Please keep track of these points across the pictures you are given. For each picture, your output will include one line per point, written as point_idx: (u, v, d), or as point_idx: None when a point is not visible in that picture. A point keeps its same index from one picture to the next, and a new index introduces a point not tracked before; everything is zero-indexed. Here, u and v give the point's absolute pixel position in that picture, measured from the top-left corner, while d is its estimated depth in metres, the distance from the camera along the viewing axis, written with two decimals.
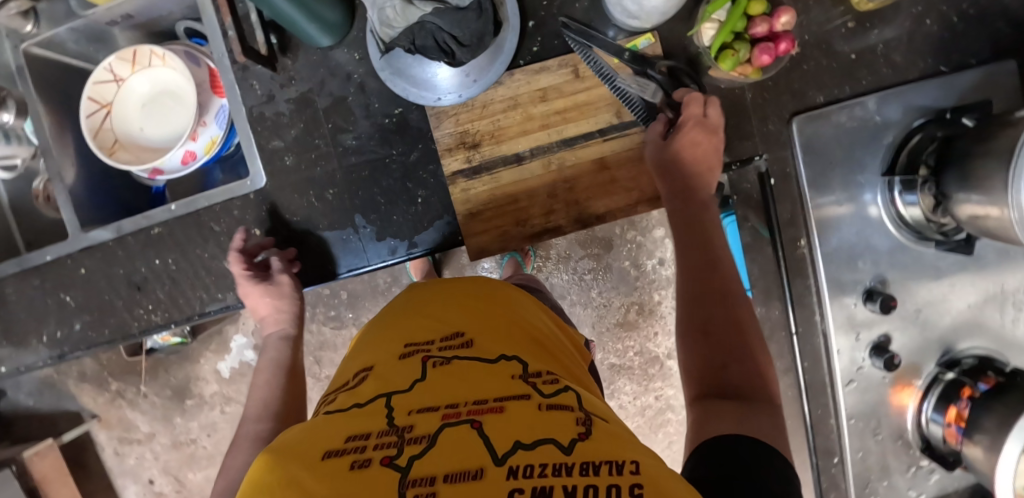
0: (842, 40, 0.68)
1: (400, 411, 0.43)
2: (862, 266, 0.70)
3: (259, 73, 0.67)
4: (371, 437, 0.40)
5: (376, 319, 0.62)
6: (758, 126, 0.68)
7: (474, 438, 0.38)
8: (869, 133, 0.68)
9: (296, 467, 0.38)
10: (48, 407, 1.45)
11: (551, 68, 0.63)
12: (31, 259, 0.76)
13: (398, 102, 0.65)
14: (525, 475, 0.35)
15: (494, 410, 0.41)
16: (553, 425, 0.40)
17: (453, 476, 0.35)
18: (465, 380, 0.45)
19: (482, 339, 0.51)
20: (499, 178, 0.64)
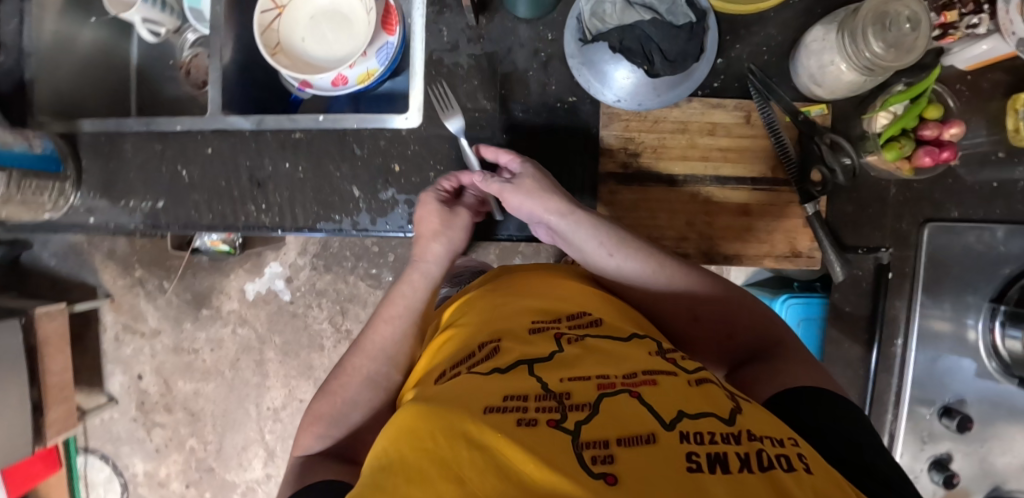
0: (990, 167, 0.71)
1: (551, 375, 0.41)
2: (945, 383, 0.72)
3: (451, 21, 0.69)
4: (531, 399, 0.38)
5: (476, 292, 0.60)
6: (891, 222, 0.70)
7: (639, 406, 0.37)
8: (989, 260, 0.71)
9: (450, 421, 0.36)
10: (66, 272, 1.43)
11: (726, 106, 0.66)
12: (162, 124, 0.77)
13: (575, 91, 0.68)
14: (699, 441, 0.34)
15: (648, 382, 0.40)
16: (709, 394, 0.39)
17: (627, 440, 0.34)
18: (606, 353, 0.44)
19: (607, 320, 0.50)
20: (648, 191, 0.67)
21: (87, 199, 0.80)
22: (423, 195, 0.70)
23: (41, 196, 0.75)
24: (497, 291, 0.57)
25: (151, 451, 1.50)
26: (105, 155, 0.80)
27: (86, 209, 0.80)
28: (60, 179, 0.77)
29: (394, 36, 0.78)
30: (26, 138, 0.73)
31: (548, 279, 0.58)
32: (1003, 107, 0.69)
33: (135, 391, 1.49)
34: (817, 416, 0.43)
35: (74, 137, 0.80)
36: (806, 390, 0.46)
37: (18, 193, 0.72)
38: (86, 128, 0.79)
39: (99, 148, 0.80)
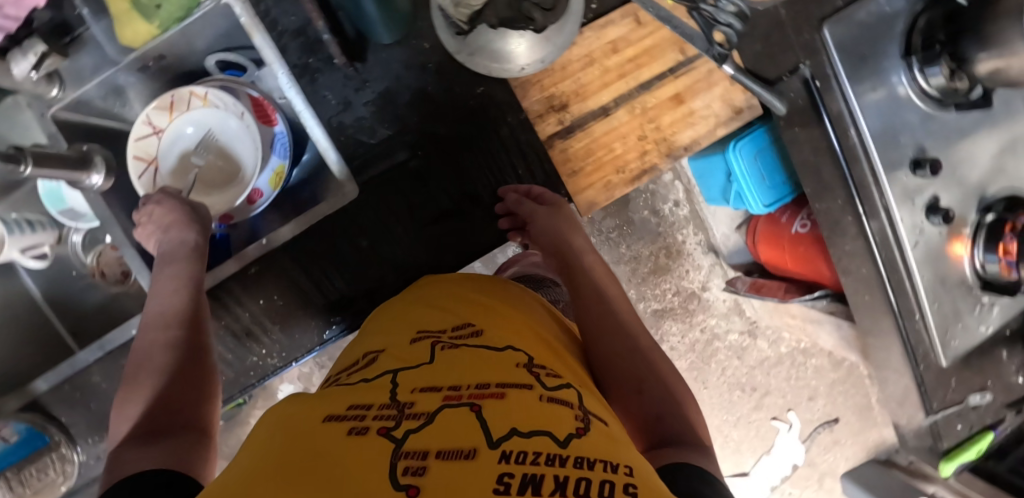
0: None
1: (405, 388, 0.46)
2: (903, 143, 0.79)
3: (329, 83, 0.67)
4: (372, 409, 0.43)
5: (382, 310, 0.65)
6: (796, 37, 0.77)
7: (473, 420, 0.40)
8: (884, 23, 0.76)
9: (310, 436, 0.40)
10: None
11: (615, 20, 0.67)
12: (114, 338, 0.73)
13: (479, 81, 0.67)
14: (518, 460, 0.37)
15: (495, 396, 0.43)
16: (553, 420, 0.42)
17: (445, 453, 0.37)
18: (467, 363, 0.48)
19: (490, 329, 0.55)
20: (592, 132, 0.68)
21: (87, 446, 0.75)
22: (402, 250, 0.70)
23: None
24: (394, 316, 0.61)
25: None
26: (78, 395, 0.74)
27: (95, 457, 0.75)
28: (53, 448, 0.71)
29: (277, 125, 0.75)
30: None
31: (453, 290, 0.64)
32: None
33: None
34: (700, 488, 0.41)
35: (37, 402, 0.73)
36: (700, 475, 0.42)
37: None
38: (42, 385, 0.73)
39: (69, 395, 0.74)
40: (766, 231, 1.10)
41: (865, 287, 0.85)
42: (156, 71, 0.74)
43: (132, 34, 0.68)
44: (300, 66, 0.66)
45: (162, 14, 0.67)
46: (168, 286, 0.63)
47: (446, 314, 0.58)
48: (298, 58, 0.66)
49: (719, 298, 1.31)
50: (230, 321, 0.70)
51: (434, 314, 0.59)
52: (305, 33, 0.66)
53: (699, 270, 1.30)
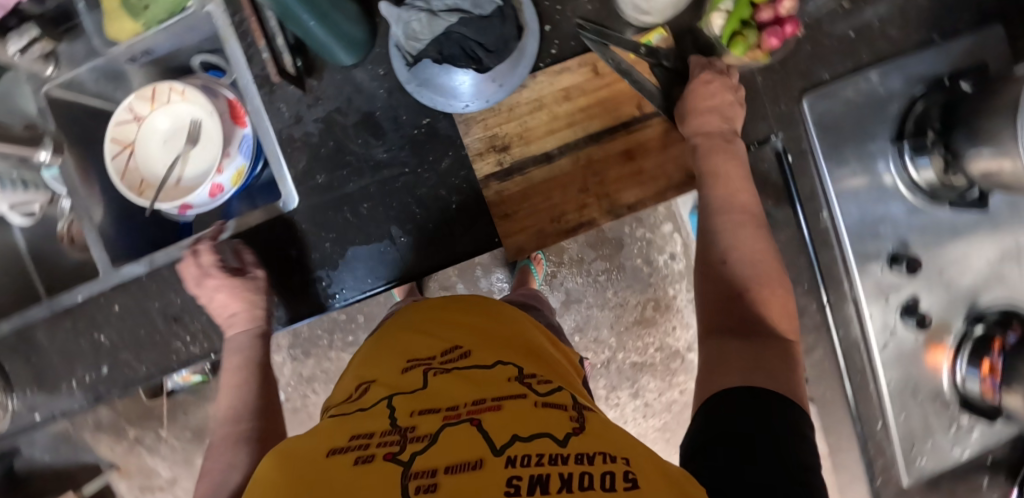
0: (838, 20, 0.71)
1: (404, 412, 0.46)
2: (884, 234, 0.73)
3: (285, 96, 0.69)
4: (374, 436, 0.43)
5: (373, 340, 0.63)
6: (770, 108, 0.71)
7: (474, 433, 0.41)
8: (874, 104, 0.71)
9: (305, 470, 0.39)
10: (60, 462, 1.38)
11: (571, 68, 0.66)
12: (61, 301, 0.75)
13: (426, 113, 0.67)
14: (524, 463, 0.37)
15: (494, 407, 0.44)
16: (550, 422, 0.42)
17: (452, 468, 0.37)
18: (456, 386, 0.49)
19: (477, 351, 0.55)
20: (532, 176, 0.67)
21: (24, 399, 0.79)
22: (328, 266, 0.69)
23: None
24: (392, 343, 0.61)
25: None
26: (23, 351, 0.78)
27: (27, 409, 0.79)
28: None
29: (245, 126, 0.78)
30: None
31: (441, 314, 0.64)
32: None
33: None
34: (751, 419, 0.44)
35: None
36: (751, 401, 0.45)
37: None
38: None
39: (16, 346, 0.78)
40: None
41: None
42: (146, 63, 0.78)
43: (118, 29, 0.71)
44: (260, 76, 0.69)
45: (149, 13, 0.70)
46: (235, 378, 0.62)
47: (450, 339, 0.58)
48: (260, 69, 0.69)
49: None
50: (164, 305, 0.74)
51: (426, 339, 0.59)
52: None
53: (687, 329, 1.22)
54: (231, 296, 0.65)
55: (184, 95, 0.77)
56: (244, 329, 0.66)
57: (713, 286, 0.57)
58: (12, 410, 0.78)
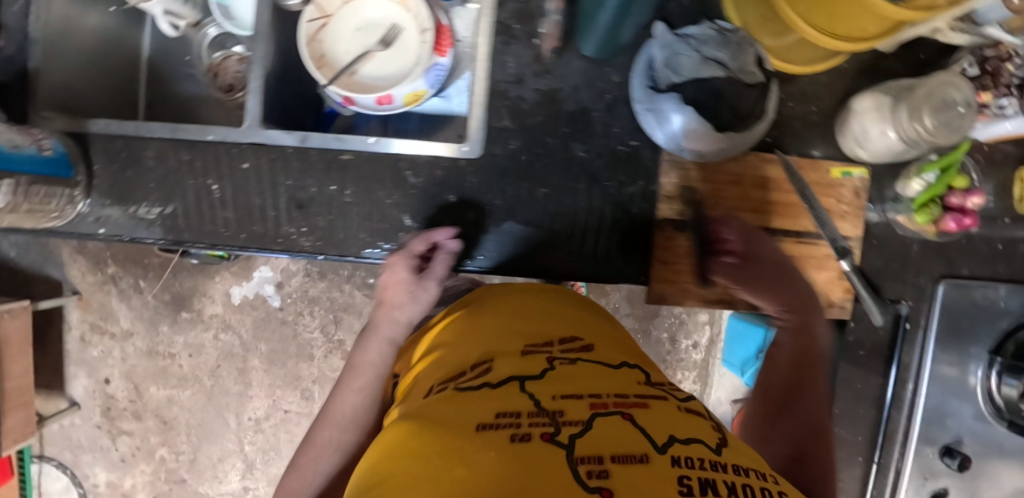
0: (1000, 228, 0.75)
1: (545, 395, 0.45)
2: (946, 425, 0.78)
3: (518, 53, 0.67)
4: (524, 416, 0.42)
5: (472, 309, 0.65)
6: (913, 277, 0.75)
7: (634, 426, 0.41)
8: (988, 314, 0.77)
9: (468, 446, 0.39)
10: (32, 264, 1.37)
11: (778, 162, 0.69)
12: (189, 132, 0.68)
13: (637, 135, 0.67)
14: (688, 466, 0.37)
15: (640, 406, 0.44)
16: (702, 432, 0.43)
17: (620, 458, 0.37)
18: (590, 376, 0.48)
19: (600, 348, 0.55)
20: (703, 240, 0.68)
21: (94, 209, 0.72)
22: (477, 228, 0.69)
23: (47, 202, 0.67)
24: (498, 321, 0.59)
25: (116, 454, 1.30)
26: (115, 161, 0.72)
27: (96, 220, 0.72)
28: (69, 186, 0.69)
29: (445, 58, 0.73)
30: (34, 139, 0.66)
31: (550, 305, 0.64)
32: (1011, 176, 0.74)
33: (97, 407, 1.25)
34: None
35: (83, 136, 0.72)
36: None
37: (25, 200, 0.64)
38: (97, 128, 0.72)
39: (114, 150, 0.71)
40: None
41: None
42: None
43: None
44: (503, 23, 0.67)
45: None
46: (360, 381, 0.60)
47: (565, 329, 0.58)
48: (507, 17, 0.67)
49: None
50: (299, 187, 0.69)
51: (533, 323, 0.58)
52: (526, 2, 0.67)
53: None
54: (406, 304, 0.64)
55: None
56: (380, 350, 0.63)
57: (775, 443, 0.55)
58: (77, 213, 0.71)
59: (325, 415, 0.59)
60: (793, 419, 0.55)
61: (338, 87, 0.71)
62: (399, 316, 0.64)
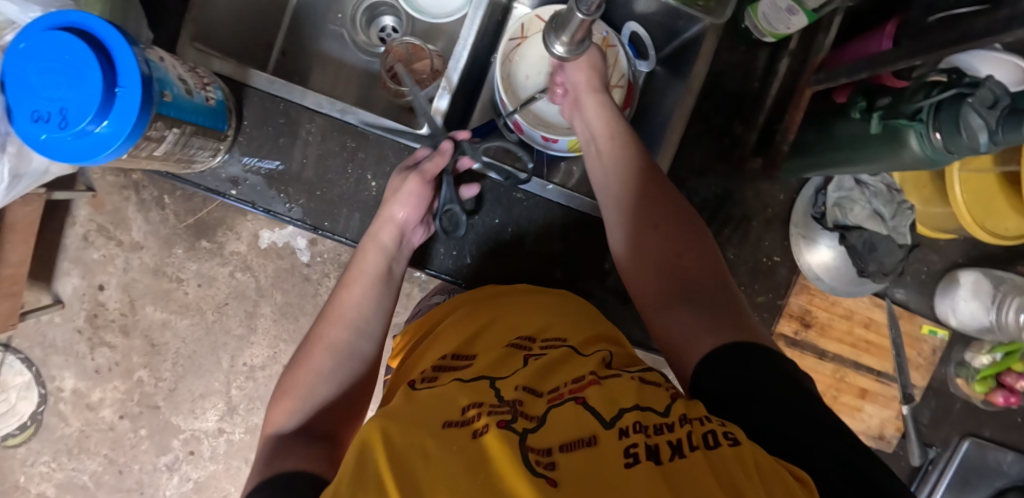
0: None
1: (504, 390, 0.42)
2: None
3: (702, 147, 0.71)
4: (486, 406, 0.39)
5: (464, 304, 0.60)
6: (943, 427, 0.83)
7: (582, 409, 0.38)
8: (993, 472, 0.82)
9: (420, 436, 0.36)
10: None
11: (885, 308, 0.77)
12: (365, 119, 0.66)
13: (780, 251, 0.73)
14: (640, 436, 0.36)
15: (594, 386, 0.41)
16: (619, 396, 0.40)
17: (568, 445, 0.35)
18: (555, 368, 0.45)
19: (572, 339, 0.51)
20: (804, 358, 0.75)
21: (226, 167, 0.68)
22: (609, 288, 0.75)
23: (197, 153, 0.62)
24: (470, 322, 0.56)
25: (91, 370, 0.99)
26: (272, 123, 0.69)
27: (229, 178, 0.68)
28: (221, 139, 0.64)
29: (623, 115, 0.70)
30: (202, 86, 0.58)
31: (534, 296, 0.60)
32: None
33: (87, 303, 0.98)
34: (752, 369, 0.42)
35: (242, 89, 0.67)
36: (738, 352, 0.44)
37: (181, 150, 0.59)
38: (259, 82, 0.65)
39: (273, 113, 0.68)
40: None
41: None
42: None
43: None
44: (702, 115, 0.70)
45: None
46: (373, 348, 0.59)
47: (547, 325, 0.53)
48: (707, 110, 0.70)
49: None
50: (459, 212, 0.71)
51: (522, 325, 0.53)
52: (728, 103, 0.70)
53: None
54: (399, 204, 0.63)
55: (604, 43, 0.69)
56: (373, 279, 0.61)
57: (681, 261, 0.53)
58: (215, 165, 0.67)
59: (316, 343, 0.55)
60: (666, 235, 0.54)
61: (518, 115, 0.68)
62: (379, 241, 0.63)
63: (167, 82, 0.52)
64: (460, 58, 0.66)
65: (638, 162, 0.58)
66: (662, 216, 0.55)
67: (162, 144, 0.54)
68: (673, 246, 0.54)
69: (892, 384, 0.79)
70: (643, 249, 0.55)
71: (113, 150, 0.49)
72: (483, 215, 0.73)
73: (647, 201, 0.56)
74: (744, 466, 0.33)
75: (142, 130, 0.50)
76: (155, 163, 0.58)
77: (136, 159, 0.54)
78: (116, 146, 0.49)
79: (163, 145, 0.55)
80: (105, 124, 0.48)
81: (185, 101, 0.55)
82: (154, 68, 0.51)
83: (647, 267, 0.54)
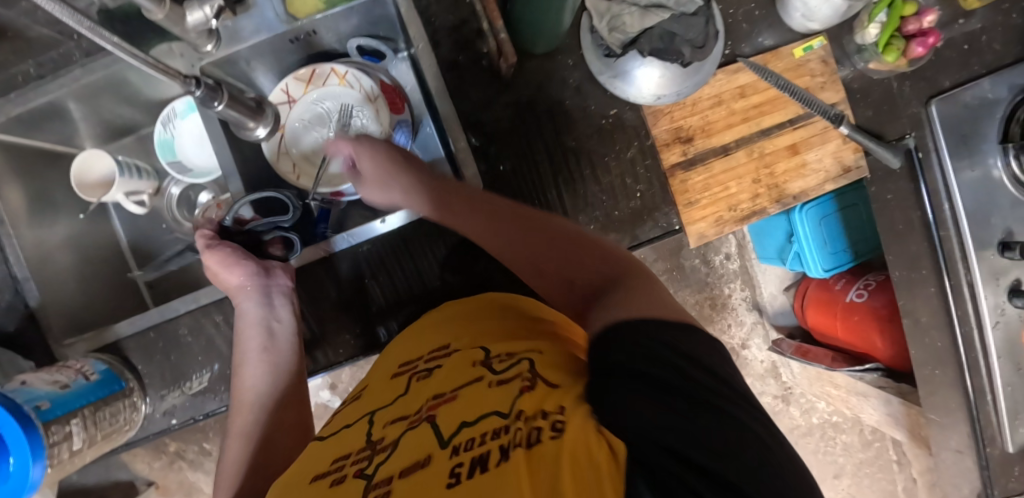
0: (946, 30, 0.80)
1: (380, 421, 0.48)
2: (989, 221, 0.80)
3: (474, 81, 0.69)
4: (350, 454, 0.44)
5: (385, 346, 0.65)
6: (905, 109, 0.77)
7: (429, 430, 0.42)
8: (984, 108, 0.79)
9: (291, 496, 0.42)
10: (88, 482, 1.12)
11: (747, 68, 0.72)
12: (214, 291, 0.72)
13: (613, 104, 0.70)
14: (466, 450, 0.38)
15: (451, 399, 0.45)
16: (481, 403, 0.43)
17: (405, 471, 0.39)
18: (433, 382, 0.49)
19: (459, 344, 0.54)
20: (712, 168, 0.71)
21: (157, 403, 0.73)
22: None
23: (117, 419, 0.69)
24: (388, 360, 0.60)
25: None
26: (158, 346, 0.74)
27: (165, 413, 0.73)
28: (127, 394, 0.71)
29: (404, 113, 0.75)
30: (77, 371, 0.68)
31: (434, 321, 0.62)
32: None
33: None
34: (650, 351, 0.39)
35: (117, 345, 0.73)
36: (633, 331, 0.41)
37: (99, 428, 0.68)
38: (125, 329, 0.73)
39: (151, 343, 0.74)
40: (820, 296, 1.24)
41: (936, 360, 0.86)
42: (302, 46, 0.75)
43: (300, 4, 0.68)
44: (450, 60, 0.69)
45: None
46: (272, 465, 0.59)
47: (433, 340, 0.58)
48: (449, 54, 0.69)
49: (757, 357, 1.37)
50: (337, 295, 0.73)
51: (416, 345, 0.59)
52: (460, 32, 0.69)
53: (741, 327, 1.35)
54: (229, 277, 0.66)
55: (342, 80, 0.76)
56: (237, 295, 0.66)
57: (540, 262, 0.55)
58: (145, 416, 0.73)
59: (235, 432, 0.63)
60: (519, 223, 0.57)
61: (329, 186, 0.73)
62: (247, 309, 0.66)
63: (38, 395, 0.62)
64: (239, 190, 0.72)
65: (471, 197, 0.60)
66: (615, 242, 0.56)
67: (73, 438, 0.65)
68: (556, 257, 0.54)
69: (812, 118, 0.73)
70: (558, 265, 0.54)
71: (33, 472, 0.58)
72: (360, 285, 0.74)
73: (479, 217, 0.58)
74: (557, 451, 0.35)
75: (40, 443, 0.60)
76: (88, 454, 0.68)
77: (65, 461, 0.65)
78: (31, 467, 0.58)
79: (75, 438, 0.65)
80: (12, 460, 0.58)
81: (65, 395, 0.64)
82: (17, 395, 0.60)
83: (543, 286, 0.57)
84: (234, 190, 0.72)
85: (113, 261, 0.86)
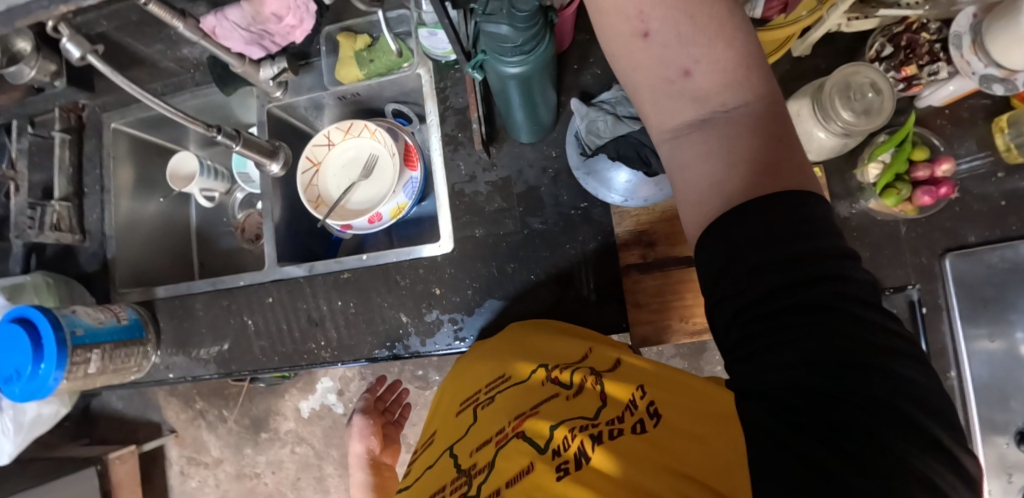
0: (989, 184, 0.73)
1: (464, 453, 0.49)
2: (1009, 405, 0.73)
3: (466, 156, 0.79)
4: (447, 486, 0.46)
5: (451, 374, 0.66)
6: (911, 258, 0.72)
7: (524, 445, 0.44)
8: (1019, 275, 0.71)
9: None
10: (133, 413, 1.33)
11: None
12: (227, 281, 0.87)
13: (585, 197, 0.75)
14: (571, 448, 0.43)
15: (533, 415, 0.47)
16: (575, 408, 0.47)
17: (514, 479, 0.42)
18: (513, 400, 0.51)
19: (516, 367, 0.56)
20: (670, 274, 0.72)
21: (165, 357, 0.89)
22: (462, 310, 0.77)
23: (129, 360, 0.85)
24: (460, 391, 0.60)
25: None
26: (178, 314, 0.89)
27: (165, 366, 0.89)
28: (144, 343, 0.87)
29: (416, 171, 0.84)
30: (113, 313, 0.84)
31: (506, 341, 0.62)
32: (989, 130, 0.73)
33: None
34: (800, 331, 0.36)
35: (151, 302, 0.91)
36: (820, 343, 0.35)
37: (112, 362, 0.83)
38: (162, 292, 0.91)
39: (174, 309, 0.90)
40: None
41: None
42: (347, 102, 0.89)
43: (344, 73, 0.82)
44: (452, 135, 0.80)
45: (373, 67, 0.81)
46: None
47: (498, 364, 0.58)
48: (451, 130, 0.80)
49: None
50: (312, 308, 0.83)
51: (483, 371, 0.59)
52: (464, 114, 0.80)
53: None
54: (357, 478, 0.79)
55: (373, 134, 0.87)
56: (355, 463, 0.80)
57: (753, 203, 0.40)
58: (152, 364, 0.89)
59: None
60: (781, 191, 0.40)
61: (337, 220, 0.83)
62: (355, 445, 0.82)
63: (77, 323, 0.79)
64: (270, 209, 0.87)
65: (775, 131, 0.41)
66: (754, 131, 0.41)
67: (90, 363, 0.80)
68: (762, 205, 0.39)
69: None
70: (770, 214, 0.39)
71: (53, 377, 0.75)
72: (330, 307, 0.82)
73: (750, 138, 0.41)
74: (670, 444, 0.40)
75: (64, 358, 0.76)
76: (99, 380, 0.84)
77: (80, 379, 0.80)
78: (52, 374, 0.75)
79: (92, 363, 0.80)
80: None
81: (97, 329, 0.81)
82: (64, 317, 0.78)
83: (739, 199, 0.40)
84: (264, 205, 0.87)
85: (181, 240, 1.06)
